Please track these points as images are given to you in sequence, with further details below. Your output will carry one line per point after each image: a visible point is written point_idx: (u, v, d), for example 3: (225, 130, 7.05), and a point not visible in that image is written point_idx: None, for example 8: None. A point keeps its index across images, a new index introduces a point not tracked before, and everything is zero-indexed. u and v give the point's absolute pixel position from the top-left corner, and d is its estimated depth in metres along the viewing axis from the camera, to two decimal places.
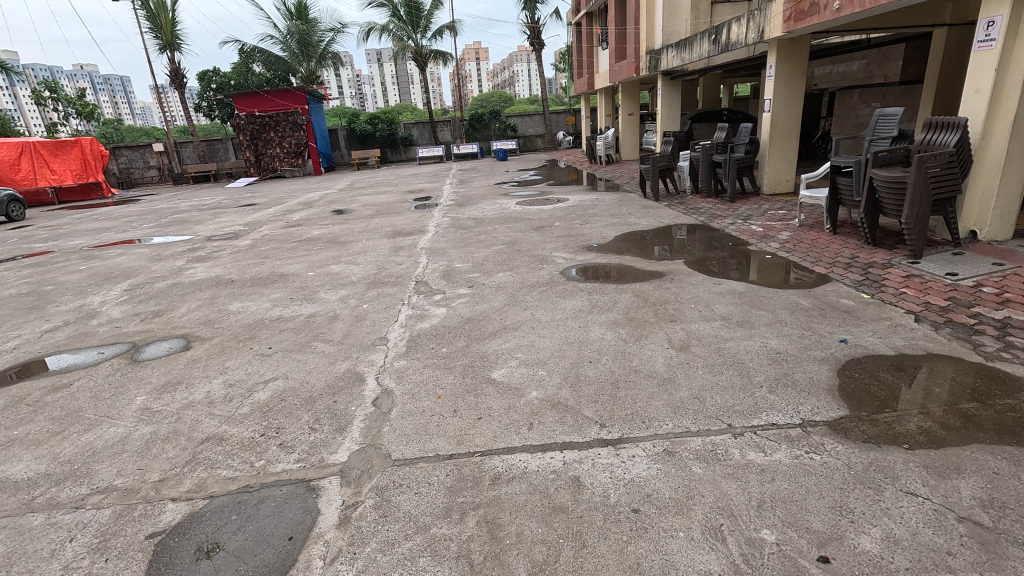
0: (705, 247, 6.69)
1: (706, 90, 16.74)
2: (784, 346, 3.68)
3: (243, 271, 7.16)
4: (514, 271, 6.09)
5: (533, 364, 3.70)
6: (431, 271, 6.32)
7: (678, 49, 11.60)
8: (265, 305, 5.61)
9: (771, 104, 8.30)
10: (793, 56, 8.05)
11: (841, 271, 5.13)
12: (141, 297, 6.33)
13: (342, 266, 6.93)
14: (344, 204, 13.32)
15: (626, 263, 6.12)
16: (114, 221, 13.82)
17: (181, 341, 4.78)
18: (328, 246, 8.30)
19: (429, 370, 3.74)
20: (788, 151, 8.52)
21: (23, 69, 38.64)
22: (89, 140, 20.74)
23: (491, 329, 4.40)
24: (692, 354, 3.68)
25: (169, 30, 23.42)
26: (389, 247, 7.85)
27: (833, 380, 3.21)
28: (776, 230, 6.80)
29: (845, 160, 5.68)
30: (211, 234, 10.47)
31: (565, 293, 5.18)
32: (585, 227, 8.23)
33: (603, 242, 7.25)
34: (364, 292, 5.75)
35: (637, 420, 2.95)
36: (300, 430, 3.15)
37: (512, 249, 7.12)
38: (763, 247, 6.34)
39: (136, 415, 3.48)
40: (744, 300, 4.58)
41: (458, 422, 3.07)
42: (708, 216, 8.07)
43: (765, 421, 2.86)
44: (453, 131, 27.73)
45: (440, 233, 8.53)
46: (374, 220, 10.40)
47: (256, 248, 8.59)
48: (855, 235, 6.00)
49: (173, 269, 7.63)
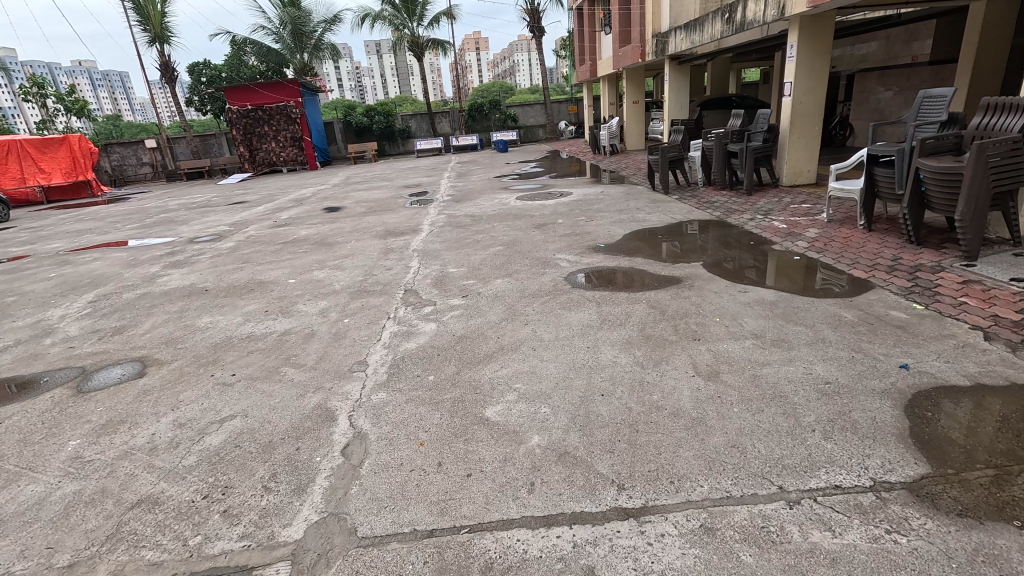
0: (724, 245, 6.09)
1: (715, 74, 15.98)
2: (834, 374, 3.09)
3: (220, 279, 6.59)
4: (513, 276, 5.51)
5: (534, 399, 3.13)
6: (422, 278, 5.72)
7: (687, 30, 10.88)
8: (236, 321, 5.03)
9: (792, 87, 7.62)
10: (817, 34, 7.36)
11: (883, 275, 4.52)
12: (105, 310, 5.76)
13: (326, 273, 6.34)
14: (337, 201, 12.68)
15: (638, 265, 5.53)
16: (99, 222, 13.25)
17: (136, 365, 4.22)
18: (315, 248, 7.71)
19: (412, 408, 3.16)
20: (809, 138, 7.84)
21: (19, 68, 38.05)
22: (78, 137, 20.02)
23: (487, 350, 3.82)
24: (724, 385, 3.09)
25: (158, 23, 22.72)
26: (379, 249, 7.25)
27: (901, 423, 2.62)
28: (802, 227, 6.16)
29: (886, 149, 5.03)
30: (194, 235, 9.88)
31: (569, 305, 4.58)
32: (590, 224, 7.61)
33: (612, 241, 6.64)
34: (347, 304, 5.17)
35: (663, 479, 2.38)
36: (250, 489, 2.59)
37: (513, 251, 6.52)
38: (788, 245, 5.73)
39: (62, 468, 2.92)
40: (778, 313, 3.99)
41: (442, 481, 2.49)
42: (725, 211, 7.45)
43: (825, 482, 2.27)
44: (452, 123, 27.07)
45: (435, 233, 7.92)
46: (365, 218, 9.80)
47: (237, 252, 7.99)
48: (895, 232, 5.36)
49: (146, 277, 7.05)
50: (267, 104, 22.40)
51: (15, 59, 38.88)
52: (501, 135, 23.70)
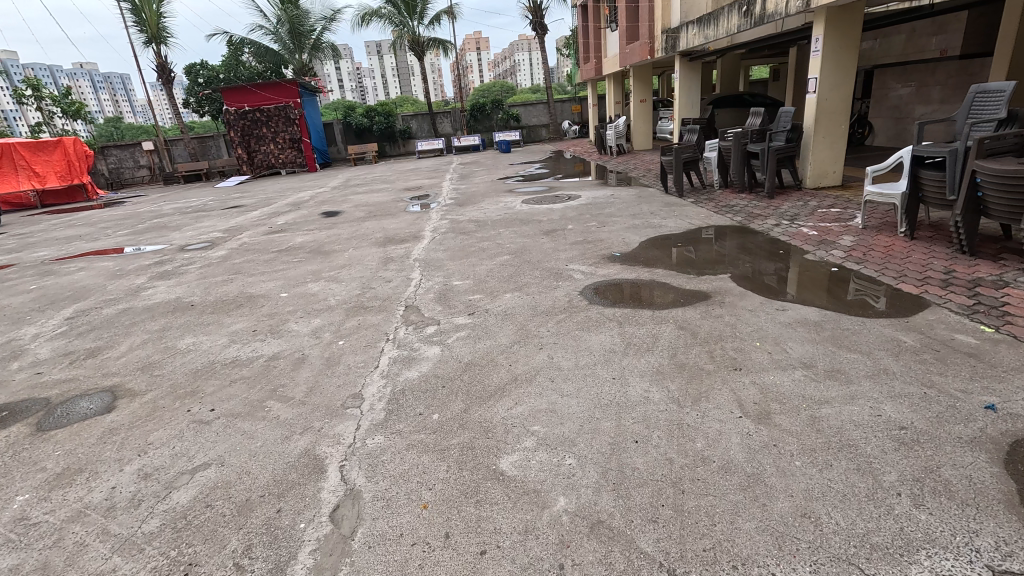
0: (750, 254, 5.63)
1: (724, 71, 15.50)
2: (908, 418, 2.62)
3: (208, 292, 6.16)
4: (524, 290, 5.06)
5: (556, 446, 2.68)
6: (424, 292, 5.27)
7: (700, 25, 10.43)
8: (221, 342, 4.59)
9: (817, 84, 7.15)
10: (845, 27, 6.89)
11: (937, 290, 4.06)
12: (81, 329, 5.32)
13: (321, 286, 5.90)
14: (335, 204, 12.25)
15: (658, 278, 5.07)
16: (90, 227, 12.82)
17: (106, 397, 3.78)
18: (310, 257, 7.27)
19: (413, 457, 2.71)
20: (835, 137, 7.36)
21: (18, 71, 37.75)
22: (72, 140, 19.63)
23: (498, 382, 3.37)
24: (779, 430, 2.63)
25: (154, 23, 22.25)
26: (378, 259, 6.81)
27: (1005, 484, 2.16)
28: (835, 233, 5.70)
29: (935, 150, 4.57)
30: (185, 242, 9.46)
31: (587, 325, 4.12)
32: (603, 230, 7.16)
33: (627, 249, 6.19)
34: (342, 322, 4.73)
35: (723, 563, 1.93)
36: (219, 569, 2.14)
37: (521, 261, 6.07)
38: (822, 254, 5.26)
39: (2, 533, 2.48)
40: (826, 338, 3.53)
41: (450, 563, 2.04)
42: (746, 215, 6.99)
43: (930, 571, 1.82)
44: (453, 123, 26.63)
45: (437, 241, 7.47)
46: (364, 224, 9.37)
47: (227, 261, 7.55)
48: (941, 240, 4.90)
49: (130, 289, 6.61)
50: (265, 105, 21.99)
51: (15, 62, 38.47)
52: (504, 136, 23.25)
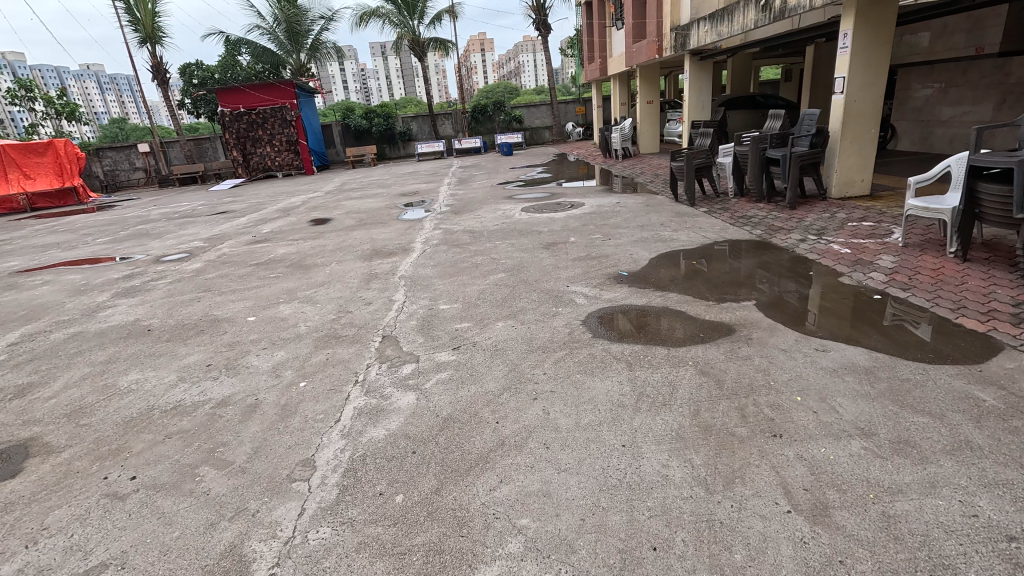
0: (774, 274, 4.98)
1: (734, 72, 14.86)
2: (1018, 524, 1.97)
3: (171, 313, 5.57)
4: (519, 318, 4.45)
5: (549, 555, 2.04)
6: (406, 319, 4.67)
7: (712, 22, 9.83)
8: (167, 381, 3.97)
9: (844, 84, 6.50)
10: (877, 20, 6.25)
11: (1008, 329, 3.41)
12: (20, 359, 4.73)
13: (293, 309, 5.29)
14: (326, 210, 11.66)
15: (672, 305, 4.43)
16: (72, 234, 12.28)
17: (12, 456, 3.16)
18: (289, 272, 6.68)
19: (363, 568, 2.07)
20: (864, 143, 6.72)
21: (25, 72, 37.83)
22: (64, 142, 18.86)
23: (480, 448, 2.74)
24: (847, 540, 1.98)
25: (149, 22, 21.78)
26: (361, 276, 6.20)
27: None
28: (871, 251, 5.05)
29: (998, 160, 3.92)
30: (163, 252, 8.89)
31: (590, 367, 3.48)
32: (608, 243, 6.53)
33: (636, 267, 5.56)
34: (308, 357, 4.11)
35: None
36: None
37: (518, 281, 5.44)
38: (859, 277, 4.59)
39: None
40: (884, 392, 2.89)
41: None
42: (767, 228, 6.34)
43: None
44: (454, 125, 26.04)
45: (428, 254, 6.86)
46: (352, 234, 8.77)
47: (200, 276, 6.96)
48: (1000, 264, 4.25)
49: (89, 309, 6.03)
50: (261, 106, 21.47)
51: (21, 63, 38.19)
52: (505, 137, 22.77)
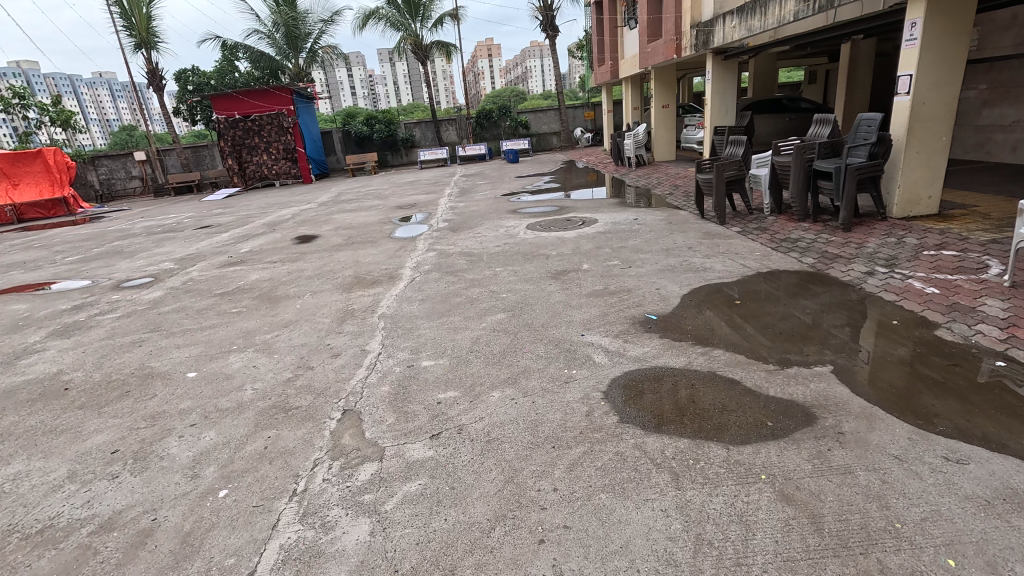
0: (846, 321, 3.91)
1: (756, 73, 13.84)
2: None
3: (101, 363, 4.61)
4: (519, 385, 3.42)
5: None
6: (377, 383, 3.67)
7: (741, 15, 8.84)
8: (52, 479, 2.97)
9: (911, 83, 5.46)
10: (953, 6, 5.20)
11: None
12: None
13: (244, 361, 4.29)
14: (315, 225, 10.72)
15: (720, 368, 3.40)
16: (45, 250, 11.45)
17: None
18: (253, 307, 5.71)
19: None
20: (931, 154, 5.67)
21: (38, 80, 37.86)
22: (52, 150, 18.11)
23: None
24: None
25: (144, 27, 21.06)
26: (335, 313, 5.20)
27: None
28: (968, 293, 3.97)
29: None
30: (126, 276, 7.96)
31: (621, 481, 2.44)
32: (629, 272, 5.51)
33: (666, 305, 4.54)
34: (242, 444, 3.11)
35: None
36: None
37: (521, 325, 4.43)
38: (963, 330, 3.53)
39: None
40: None
41: None
42: (820, 255, 5.29)
43: None
44: (459, 131, 25.08)
45: (415, 285, 5.87)
46: (337, 255, 7.81)
47: (154, 309, 6.01)
48: None
49: (12, 353, 5.09)
50: (255, 113, 20.74)
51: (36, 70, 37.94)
52: (511, 145, 21.70)
